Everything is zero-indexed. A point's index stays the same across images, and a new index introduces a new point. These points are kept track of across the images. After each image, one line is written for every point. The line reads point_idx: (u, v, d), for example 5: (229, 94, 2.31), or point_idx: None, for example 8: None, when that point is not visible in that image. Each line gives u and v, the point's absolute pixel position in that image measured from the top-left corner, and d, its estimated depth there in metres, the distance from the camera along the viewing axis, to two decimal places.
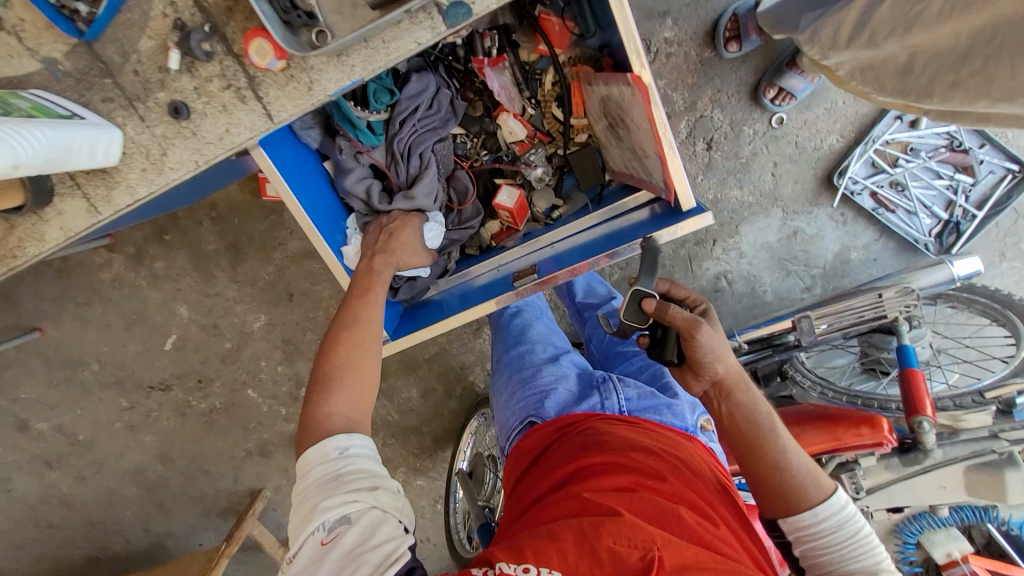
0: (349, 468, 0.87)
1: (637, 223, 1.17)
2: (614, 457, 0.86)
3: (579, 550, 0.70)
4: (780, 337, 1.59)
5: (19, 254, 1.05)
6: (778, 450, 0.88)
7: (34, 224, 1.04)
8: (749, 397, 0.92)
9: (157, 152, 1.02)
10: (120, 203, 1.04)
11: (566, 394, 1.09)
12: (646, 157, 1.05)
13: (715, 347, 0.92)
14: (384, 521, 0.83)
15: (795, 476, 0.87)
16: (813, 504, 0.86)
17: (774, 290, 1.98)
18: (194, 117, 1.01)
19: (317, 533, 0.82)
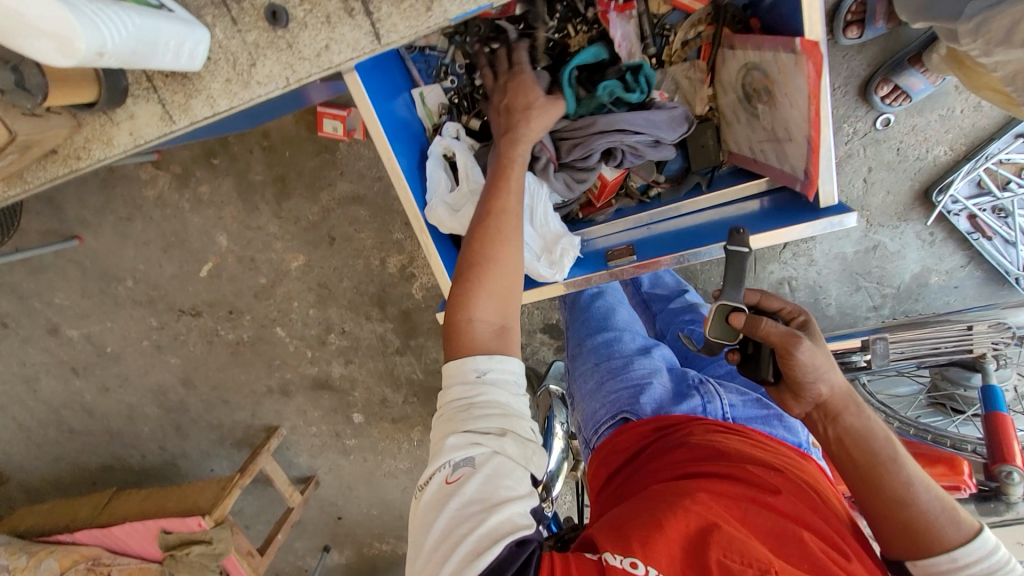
0: (483, 397, 0.76)
1: (756, 213, 1.09)
2: (733, 469, 0.82)
3: (690, 556, 0.66)
4: (844, 357, 1.50)
5: (83, 155, 1.01)
6: (901, 480, 0.78)
7: (104, 124, 0.99)
8: (861, 421, 0.82)
9: (246, 61, 0.94)
10: (198, 113, 0.97)
11: (662, 390, 1.05)
12: (789, 140, 0.97)
13: (818, 364, 0.82)
14: (513, 475, 0.71)
15: (926, 514, 0.76)
16: (951, 547, 0.74)
17: (838, 304, 1.88)
18: (293, 26, 0.92)
19: (443, 469, 0.72)
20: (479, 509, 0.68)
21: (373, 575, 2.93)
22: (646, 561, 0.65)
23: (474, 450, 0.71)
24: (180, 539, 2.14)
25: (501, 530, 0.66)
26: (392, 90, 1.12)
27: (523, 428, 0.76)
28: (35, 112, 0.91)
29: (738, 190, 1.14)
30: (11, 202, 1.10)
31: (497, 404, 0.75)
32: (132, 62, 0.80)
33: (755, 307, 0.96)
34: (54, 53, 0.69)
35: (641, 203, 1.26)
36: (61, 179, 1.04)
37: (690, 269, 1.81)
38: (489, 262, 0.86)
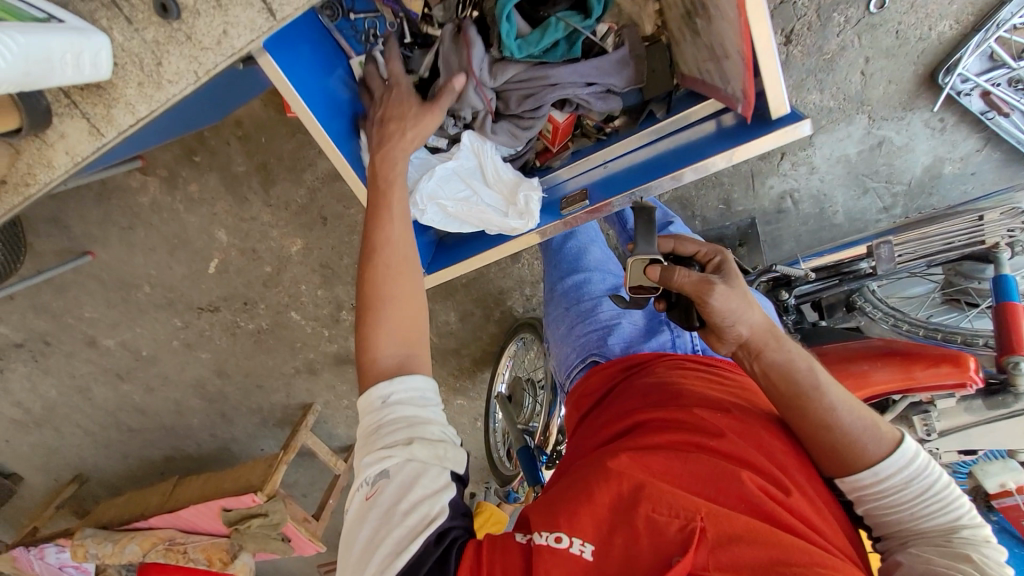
0: (390, 413, 0.74)
1: (706, 135, 1.04)
2: (677, 411, 0.77)
3: (617, 516, 0.64)
4: (850, 266, 1.48)
5: (31, 181, 1.02)
6: (824, 406, 0.75)
7: (40, 148, 1.00)
8: (783, 355, 0.78)
9: (152, 61, 0.94)
10: (122, 123, 0.98)
11: (631, 329, 1.06)
12: (725, 58, 0.90)
13: (733, 308, 0.78)
14: (427, 474, 0.71)
15: (847, 434, 0.74)
16: (873, 461, 0.74)
17: (846, 210, 1.79)
18: (185, 16, 0.91)
19: (363, 489, 0.73)
20: (394, 522, 0.68)
21: None
22: (573, 533, 0.64)
23: (385, 463, 0.71)
24: (241, 513, 2.35)
25: (417, 526, 0.67)
26: (324, 65, 1.09)
27: (433, 429, 0.74)
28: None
29: (693, 113, 1.07)
30: None
31: (402, 419, 0.73)
32: (31, 83, 0.80)
33: (669, 256, 0.91)
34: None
35: (599, 141, 1.21)
36: (18, 207, 1.07)
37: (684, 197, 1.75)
38: (385, 298, 0.83)
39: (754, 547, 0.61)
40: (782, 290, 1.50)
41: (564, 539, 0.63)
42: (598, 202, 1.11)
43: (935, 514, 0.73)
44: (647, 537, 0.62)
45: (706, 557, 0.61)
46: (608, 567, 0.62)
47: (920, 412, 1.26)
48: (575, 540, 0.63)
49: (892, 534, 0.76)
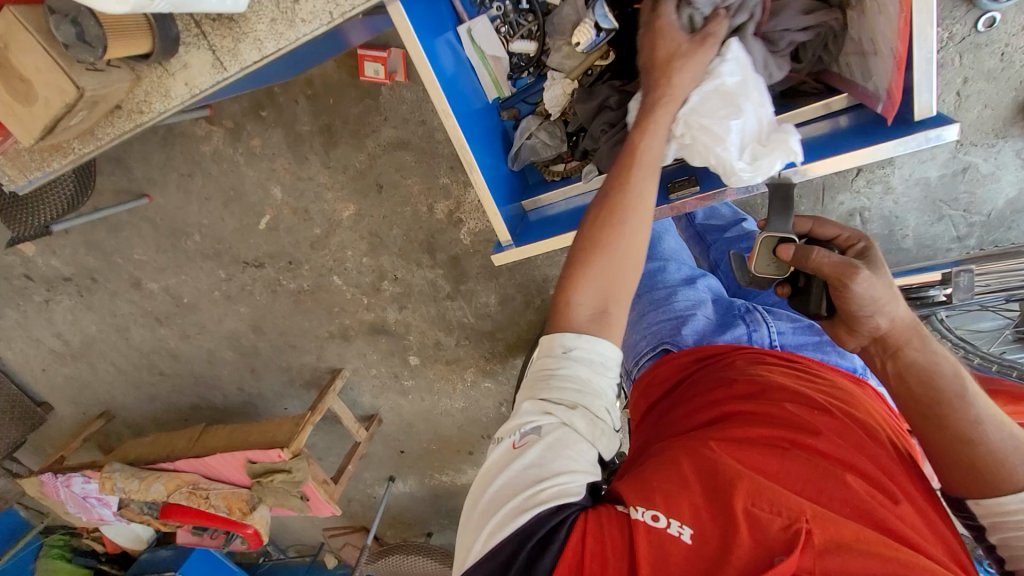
0: (564, 371, 0.73)
1: (837, 132, 1.05)
2: (773, 407, 0.79)
3: (718, 503, 0.67)
4: (920, 291, 1.40)
5: (145, 109, 1.04)
6: (969, 418, 0.73)
7: (160, 76, 1.01)
8: (919, 357, 0.76)
9: (289, 1, 0.93)
10: (245, 59, 0.97)
11: (704, 321, 1.04)
12: (877, 53, 0.94)
13: (875, 297, 0.76)
14: (575, 446, 0.71)
15: (993, 453, 0.72)
16: (1021, 487, 0.70)
17: (916, 236, 1.73)
18: None
19: (511, 434, 0.74)
20: (535, 475, 0.70)
21: (435, 503, 3.17)
22: (670, 513, 0.67)
23: (542, 419, 0.72)
24: (265, 467, 2.39)
25: (547, 494, 0.68)
26: (435, 28, 1.10)
27: (600, 405, 0.72)
28: (95, 67, 0.95)
29: (815, 109, 1.09)
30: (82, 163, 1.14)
31: (574, 384, 0.72)
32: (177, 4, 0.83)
33: (805, 237, 0.91)
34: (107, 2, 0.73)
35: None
36: (128, 134, 1.09)
37: (749, 203, 1.72)
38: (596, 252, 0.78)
39: (865, 556, 0.62)
40: None
41: (662, 519, 0.67)
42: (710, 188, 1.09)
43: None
44: (749, 530, 0.64)
45: (812, 560, 0.62)
46: (709, 552, 0.65)
47: None
48: (674, 521, 0.67)
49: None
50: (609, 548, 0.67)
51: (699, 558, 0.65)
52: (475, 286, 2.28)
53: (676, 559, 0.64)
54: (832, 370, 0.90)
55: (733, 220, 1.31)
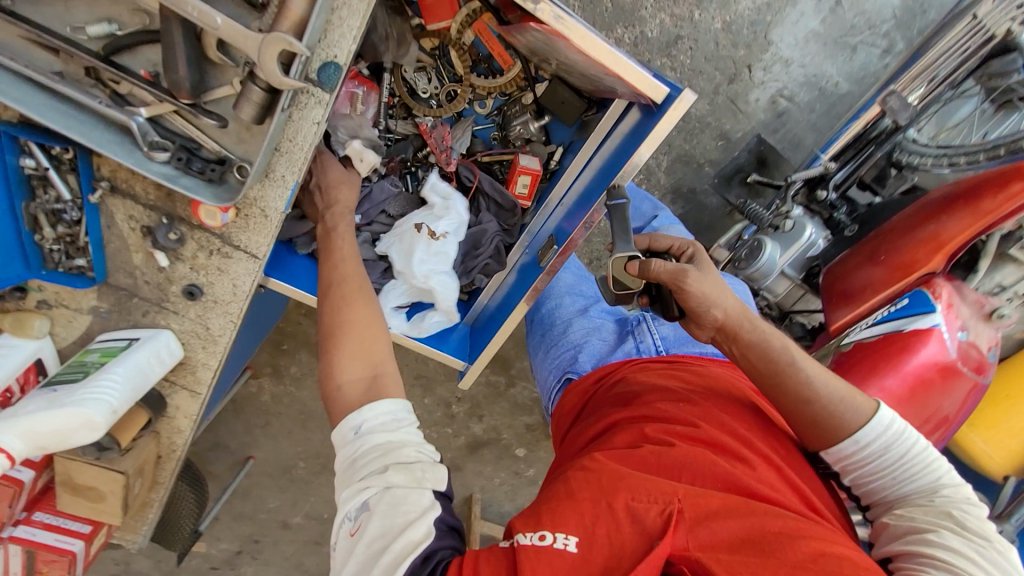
0: (363, 445, 0.62)
1: (621, 140, 0.87)
2: (637, 410, 0.76)
3: (598, 501, 0.59)
4: (875, 127, 1.40)
5: (175, 448, 1.05)
6: (800, 380, 0.73)
7: (167, 421, 1.01)
8: (759, 334, 0.75)
9: (203, 328, 0.89)
10: (207, 378, 0.95)
11: (600, 345, 1.05)
12: (602, 78, 0.80)
13: (708, 291, 0.76)
14: (408, 502, 0.58)
15: (827, 405, 0.72)
16: (852, 430, 0.72)
17: (846, 76, 1.68)
18: (207, 288, 0.85)
19: (344, 526, 0.60)
20: (382, 549, 0.56)
21: None
22: (555, 529, 0.56)
23: (365, 492, 0.59)
24: None
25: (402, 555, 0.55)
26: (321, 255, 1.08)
27: (410, 450, 0.62)
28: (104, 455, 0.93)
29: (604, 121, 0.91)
30: (157, 517, 1.15)
31: (381, 448, 0.62)
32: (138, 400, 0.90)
33: (646, 253, 0.89)
34: (82, 436, 0.76)
35: (552, 177, 1.02)
36: (172, 474, 1.09)
37: (686, 155, 1.79)
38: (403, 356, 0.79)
39: (731, 521, 0.58)
40: (817, 190, 1.44)
41: (547, 539, 0.55)
42: (566, 240, 0.92)
43: (916, 473, 0.70)
44: (631, 527, 0.57)
45: (685, 537, 0.57)
46: (597, 561, 0.55)
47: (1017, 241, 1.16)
48: (559, 534, 0.56)
49: (877, 499, 0.74)
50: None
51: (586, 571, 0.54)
52: None
53: None
54: (697, 360, 0.91)
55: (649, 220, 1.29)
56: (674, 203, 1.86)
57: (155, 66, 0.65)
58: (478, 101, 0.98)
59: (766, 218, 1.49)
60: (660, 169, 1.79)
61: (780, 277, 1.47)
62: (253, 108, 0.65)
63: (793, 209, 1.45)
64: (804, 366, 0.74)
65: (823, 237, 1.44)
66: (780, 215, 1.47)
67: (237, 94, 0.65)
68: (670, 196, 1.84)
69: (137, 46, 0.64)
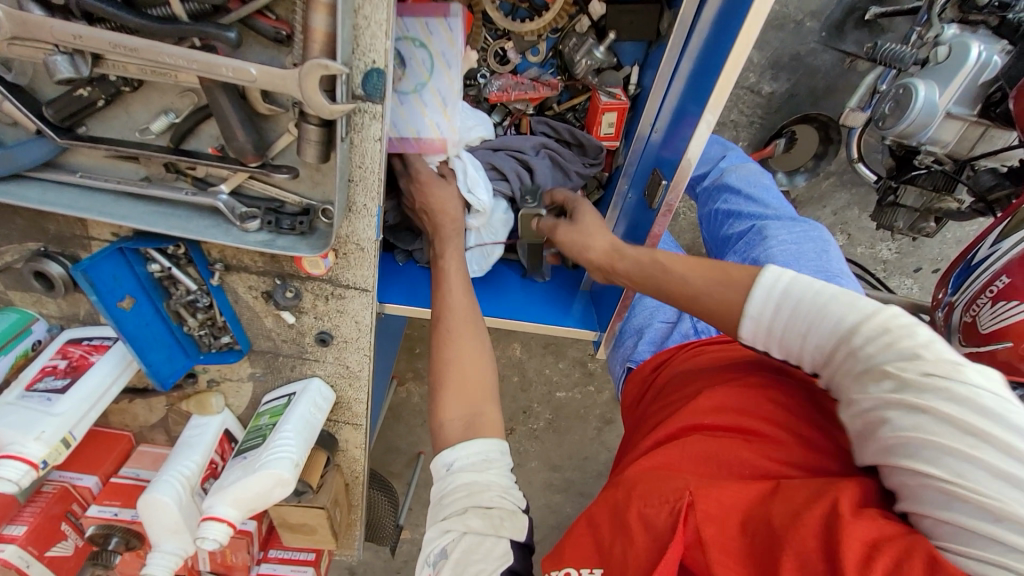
0: (454, 484, 0.62)
1: (711, 31, 0.70)
2: (670, 410, 0.69)
3: (616, 516, 0.55)
4: None
5: (358, 473, 1.13)
6: (691, 296, 0.65)
7: (343, 453, 1.08)
8: (650, 281, 0.70)
9: (344, 367, 0.92)
10: (361, 411, 0.99)
11: (663, 328, 0.93)
12: None
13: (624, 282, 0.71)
14: (484, 548, 0.57)
15: (718, 303, 0.63)
16: (741, 309, 0.62)
17: None
18: (335, 330, 0.87)
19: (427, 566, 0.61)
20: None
21: None
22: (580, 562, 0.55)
23: (444, 539, 0.59)
24: None
25: None
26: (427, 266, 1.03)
27: (496, 495, 0.60)
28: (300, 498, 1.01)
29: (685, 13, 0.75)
30: (361, 533, 1.26)
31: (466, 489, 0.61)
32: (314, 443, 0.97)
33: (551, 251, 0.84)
34: (281, 493, 0.81)
35: (637, 104, 0.89)
36: (362, 496, 1.18)
37: (781, 16, 1.50)
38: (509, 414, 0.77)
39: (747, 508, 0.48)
40: None
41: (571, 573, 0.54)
42: (674, 173, 0.76)
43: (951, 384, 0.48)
44: (643, 534, 0.51)
45: (698, 534, 0.48)
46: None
47: None
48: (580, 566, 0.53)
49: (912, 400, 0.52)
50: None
51: None
52: None
53: None
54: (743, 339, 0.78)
55: (716, 165, 1.12)
56: (776, 79, 1.57)
57: (218, 141, 0.65)
58: (529, 49, 0.88)
59: (908, 55, 1.20)
60: (751, 44, 1.52)
61: (947, 121, 1.18)
62: (315, 148, 0.61)
63: (944, 31, 1.17)
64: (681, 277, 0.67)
65: (999, 51, 1.12)
66: (928, 45, 1.19)
67: (296, 139, 0.62)
68: (769, 72, 1.56)
69: (197, 126, 0.63)
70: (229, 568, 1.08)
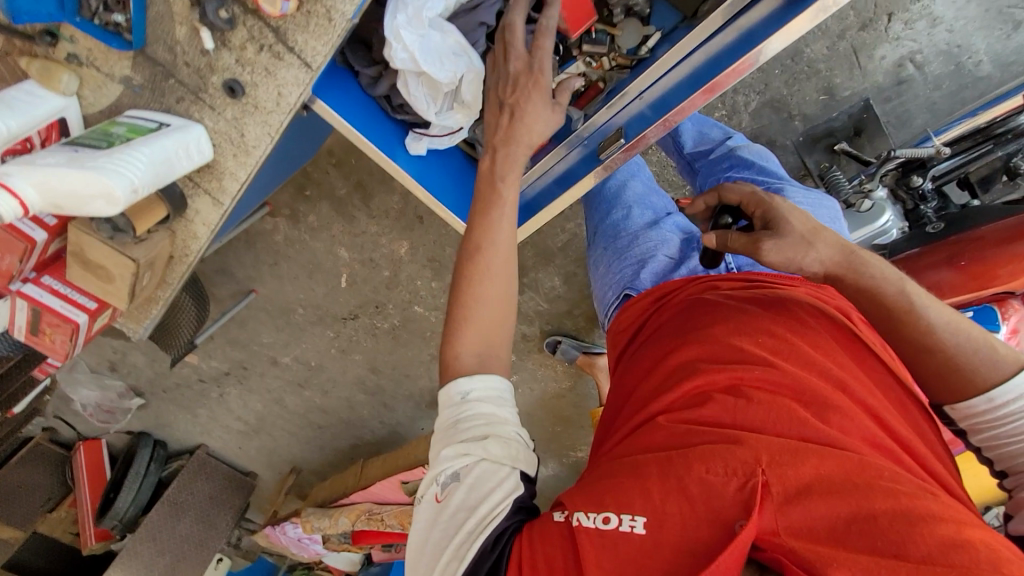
0: (468, 415, 0.67)
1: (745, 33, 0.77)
2: (706, 342, 0.75)
3: (669, 473, 0.62)
4: (1004, 123, 1.26)
5: (189, 251, 1.03)
6: (923, 329, 0.73)
7: (186, 224, 0.98)
8: (872, 278, 0.74)
9: (238, 134, 0.83)
10: (233, 190, 0.90)
11: (663, 263, 1.07)
12: None
13: (791, 256, 0.73)
14: (494, 477, 0.65)
15: (933, 329, 0.73)
16: (987, 387, 0.73)
17: (991, 55, 1.51)
18: (251, 90, 0.78)
19: (432, 486, 0.68)
20: (466, 519, 0.64)
21: None
22: (620, 510, 0.61)
23: (458, 462, 0.66)
24: None
25: (478, 529, 0.63)
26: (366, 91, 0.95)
27: (509, 430, 0.68)
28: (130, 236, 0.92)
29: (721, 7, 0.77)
30: (154, 315, 1.15)
31: (483, 421, 0.67)
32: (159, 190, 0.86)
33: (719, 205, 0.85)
34: (100, 208, 0.70)
35: (638, 67, 0.90)
36: (178, 277, 1.08)
37: (780, 101, 1.62)
38: (474, 302, 0.70)
39: (828, 498, 0.58)
40: (912, 175, 1.32)
41: (611, 520, 0.61)
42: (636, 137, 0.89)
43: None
44: (705, 505, 0.59)
45: (772, 519, 0.58)
46: (669, 538, 0.59)
47: None
48: (625, 517, 0.61)
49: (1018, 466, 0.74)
50: (549, 568, 0.61)
51: (658, 548, 0.59)
52: None
53: (632, 558, 0.59)
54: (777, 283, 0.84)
55: (721, 143, 1.24)
56: None
57: None
58: None
59: (845, 190, 1.36)
60: (748, 108, 1.61)
61: None
62: None
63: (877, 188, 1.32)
64: (930, 316, 0.73)
65: (898, 228, 1.37)
66: (861, 192, 1.34)
67: None
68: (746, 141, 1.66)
69: None
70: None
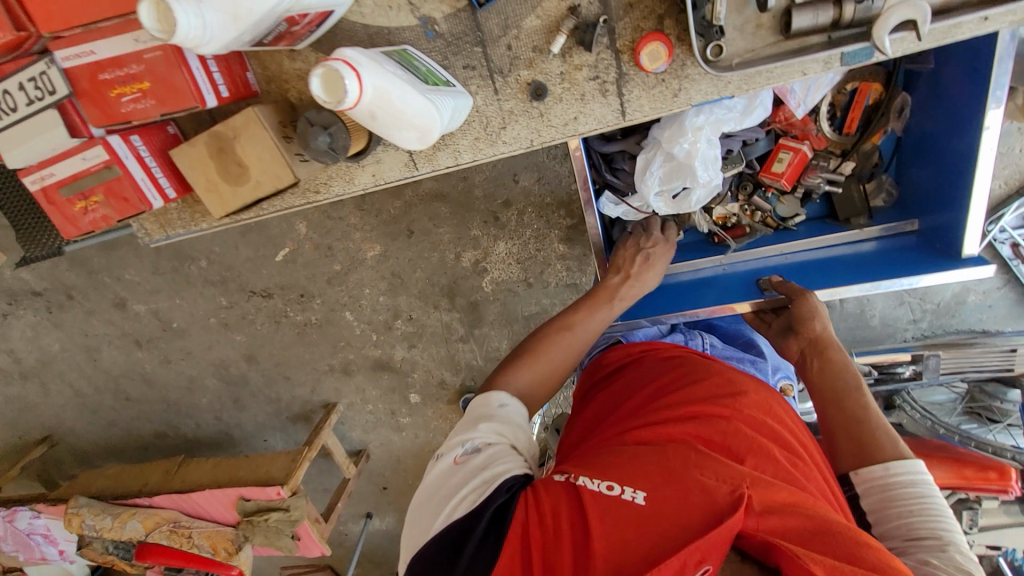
0: (503, 411, 1.16)
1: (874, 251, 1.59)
2: (704, 394, 1.10)
3: (671, 469, 0.92)
4: (892, 367, 1.75)
5: (322, 190, 1.39)
6: (860, 404, 1.23)
7: (347, 168, 1.37)
8: (840, 355, 1.35)
9: (497, 123, 1.30)
10: (441, 163, 1.34)
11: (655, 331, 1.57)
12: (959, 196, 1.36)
13: (814, 308, 1.41)
14: (507, 431, 1.12)
15: (871, 427, 1.20)
16: (889, 461, 1.13)
17: (882, 316, 2.07)
18: (549, 100, 1.27)
19: (453, 454, 1.08)
20: (481, 458, 1.04)
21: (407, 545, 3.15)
22: (633, 485, 0.90)
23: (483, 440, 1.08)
24: (258, 505, 2.28)
25: (489, 479, 0.99)
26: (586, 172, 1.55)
27: (514, 441, 1.11)
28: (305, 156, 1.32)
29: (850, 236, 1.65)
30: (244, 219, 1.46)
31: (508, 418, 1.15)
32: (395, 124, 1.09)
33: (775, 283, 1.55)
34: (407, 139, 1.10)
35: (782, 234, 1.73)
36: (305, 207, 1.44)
37: None
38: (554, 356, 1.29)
39: (795, 516, 0.86)
40: None
41: (619, 488, 0.90)
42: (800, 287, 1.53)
43: (928, 517, 1.06)
44: (704, 494, 0.87)
45: (754, 519, 0.85)
46: (666, 512, 0.87)
47: (967, 508, 1.68)
48: (633, 491, 0.89)
49: (890, 529, 1.08)
50: (556, 517, 0.90)
51: (657, 516, 0.87)
52: (489, 331, 2.36)
53: (636, 517, 0.87)
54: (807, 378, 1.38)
55: None
56: None
57: None
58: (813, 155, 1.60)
59: None
60: None
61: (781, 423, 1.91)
62: None
63: None
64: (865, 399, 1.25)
65: None
66: None
67: None
68: None
69: None
70: (100, 103, 1.19)
